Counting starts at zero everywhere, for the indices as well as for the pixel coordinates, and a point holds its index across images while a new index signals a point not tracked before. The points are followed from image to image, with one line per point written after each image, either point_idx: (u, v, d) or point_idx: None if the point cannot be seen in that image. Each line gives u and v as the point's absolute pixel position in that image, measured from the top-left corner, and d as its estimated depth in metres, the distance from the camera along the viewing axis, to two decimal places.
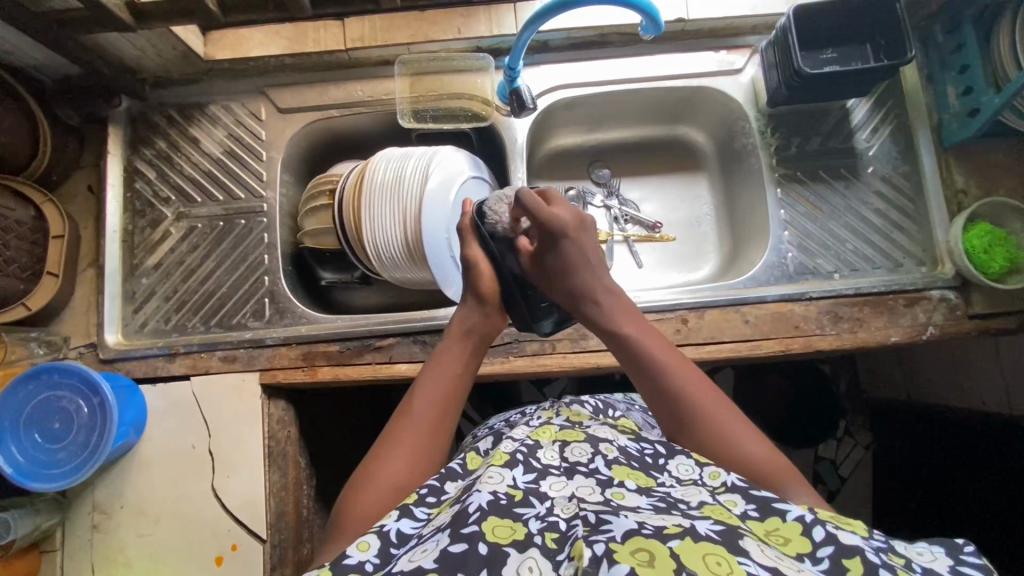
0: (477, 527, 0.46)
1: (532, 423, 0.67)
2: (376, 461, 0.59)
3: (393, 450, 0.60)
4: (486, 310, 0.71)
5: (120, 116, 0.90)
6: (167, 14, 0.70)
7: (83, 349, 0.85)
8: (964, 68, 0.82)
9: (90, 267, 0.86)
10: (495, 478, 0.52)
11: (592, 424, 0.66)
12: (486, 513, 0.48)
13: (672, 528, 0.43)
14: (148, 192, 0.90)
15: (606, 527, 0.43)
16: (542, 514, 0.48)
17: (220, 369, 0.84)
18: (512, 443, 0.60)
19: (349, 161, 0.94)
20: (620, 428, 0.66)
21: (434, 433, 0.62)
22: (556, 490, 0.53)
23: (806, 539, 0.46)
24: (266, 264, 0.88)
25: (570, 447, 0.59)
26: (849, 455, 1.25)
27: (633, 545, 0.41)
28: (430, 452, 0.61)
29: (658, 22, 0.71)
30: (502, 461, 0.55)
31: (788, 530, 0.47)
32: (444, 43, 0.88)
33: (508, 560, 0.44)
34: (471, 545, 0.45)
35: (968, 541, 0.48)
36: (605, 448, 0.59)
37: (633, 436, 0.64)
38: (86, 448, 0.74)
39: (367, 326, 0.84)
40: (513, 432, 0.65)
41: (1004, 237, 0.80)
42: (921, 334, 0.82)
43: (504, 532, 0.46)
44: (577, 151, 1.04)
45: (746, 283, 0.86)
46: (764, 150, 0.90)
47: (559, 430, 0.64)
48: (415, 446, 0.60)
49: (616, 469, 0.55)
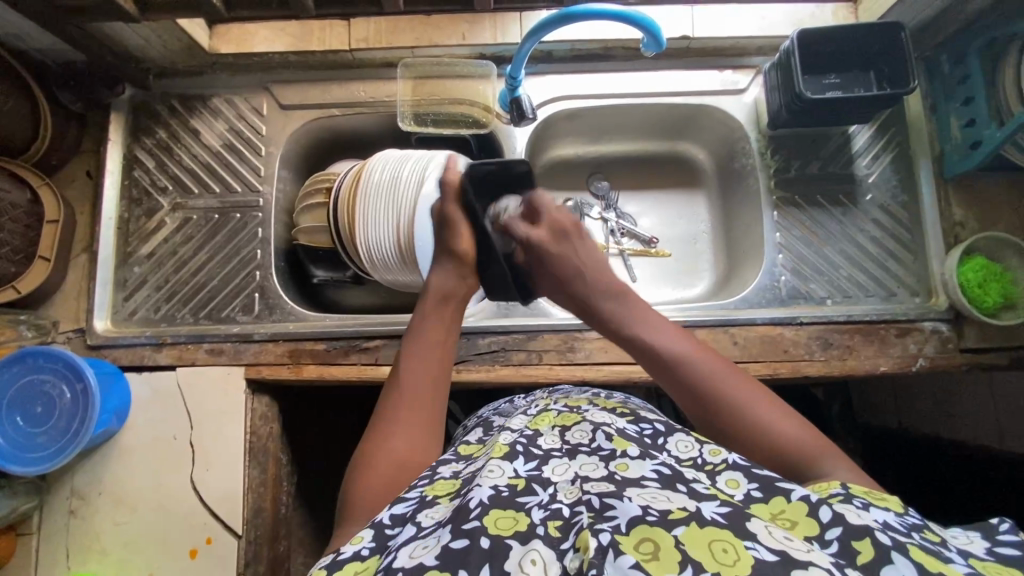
0: (478, 522, 0.45)
1: (529, 413, 0.67)
2: (373, 441, 0.59)
3: (389, 426, 0.60)
4: (459, 269, 0.74)
5: (122, 104, 0.90)
6: (170, 6, 0.70)
7: (71, 334, 0.85)
8: (968, 100, 0.81)
9: (83, 253, 0.87)
10: (496, 471, 0.51)
11: (591, 406, 0.66)
12: (488, 508, 0.46)
13: (677, 512, 0.43)
14: (145, 181, 0.90)
15: (611, 514, 0.43)
16: (544, 503, 0.47)
17: (206, 361, 0.83)
18: (512, 433, 0.59)
19: (347, 160, 0.94)
20: (618, 410, 0.65)
21: (426, 402, 0.63)
22: (558, 475, 0.52)
23: (812, 521, 0.45)
24: (258, 259, 0.88)
25: (570, 431, 0.59)
26: None
27: (638, 536, 0.41)
28: (426, 420, 0.62)
29: (659, 40, 0.71)
30: (502, 453, 0.54)
31: (793, 511, 0.46)
32: (448, 49, 0.88)
33: (510, 553, 0.42)
34: (472, 541, 0.43)
35: (1003, 519, 0.47)
36: (605, 425, 0.58)
37: (633, 415, 0.63)
38: (66, 434, 0.74)
39: (355, 327, 0.84)
40: (510, 421, 0.64)
41: (1000, 273, 0.80)
42: (911, 365, 0.81)
43: (506, 523, 0.45)
44: (576, 162, 1.04)
45: (737, 304, 0.86)
46: (764, 171, 0.90)
47: (557, 416, 0.64)
48: (409, 417, 0.61)
49: (616, 441, 0.55)
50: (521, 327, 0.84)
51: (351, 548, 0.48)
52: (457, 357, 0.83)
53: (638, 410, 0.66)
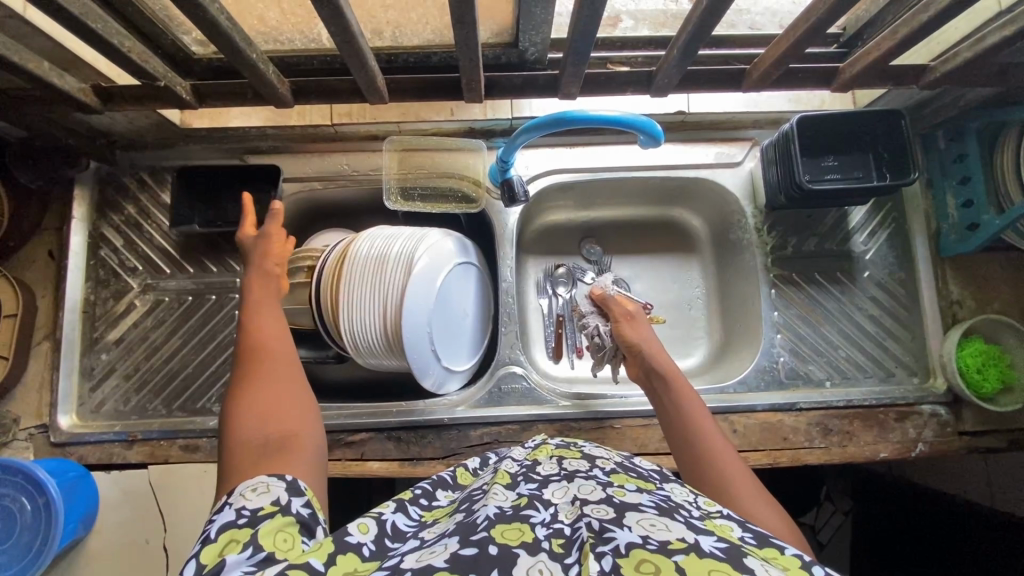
0: (485, 534, 0.43)
1: (527, 445, 0.66)
2: (243, 436, 0.52)
3: (249, 406, 0.54)
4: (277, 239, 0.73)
5: (87, 178, 0.85)
6: (135, 98, 0.65)
7: (33, 431, 0.79)
8: (964, 179, 0.81)
9: (45, 340, 0.81)
10: (501, 495, 0.49)
11: (589, 444, 0.65)
12: (494, 522, 0.44)
13: (677, 543, 0.41)
14: (113, 261, 0.84)
15: (609, 536, 0.42)
16: (547, 522, 0.45)
17: (180, 459, 0.79)
18: (513, 463, 0.59)
19: (327, 235, 0.89)
20: (615, 452, 0.64)
21: (284, 378, 0.57)
22: (557, 497, 0.49)
23: (804, 572, 0.40)
24: (236, 344, 0.84)
25: (567, 461, 0.58)
26: (826, 522, 1.15)
27: (636, 557, 0.39)
28: (293, 392, 0.57)
29: (655, 136, 0.67)
30: (505, 480, 0.53)
31: (785, 560, 0.41)
32: (435, 124, 0.86)
33: (519, 561, 0.40)
34: (481, 548, 0.41)
35: None
36: (601, 462, 0.58)
37: (628, 458, 0.62)
38: (29, 551, 0.69)
39: (340, 419, 0.80)
40: (510, 452, 0.65)
41: (998, 355, 0.78)
42: (910, 451, 0.80)
43: (513, 534, 0.43)
44: (568, 226, 1.01)
45: (736, 388, 0.83)
46: (760, 248, 0.88)
47: (556, 448, 0.63)
48: (264, 392, 0.56)
49: (614, 476, 0.54)
50: (515, 417, 0.80)
51: (229, 514, 0.43)
52: (447, 450, 0.79)
53: (635, 458, 0.63)
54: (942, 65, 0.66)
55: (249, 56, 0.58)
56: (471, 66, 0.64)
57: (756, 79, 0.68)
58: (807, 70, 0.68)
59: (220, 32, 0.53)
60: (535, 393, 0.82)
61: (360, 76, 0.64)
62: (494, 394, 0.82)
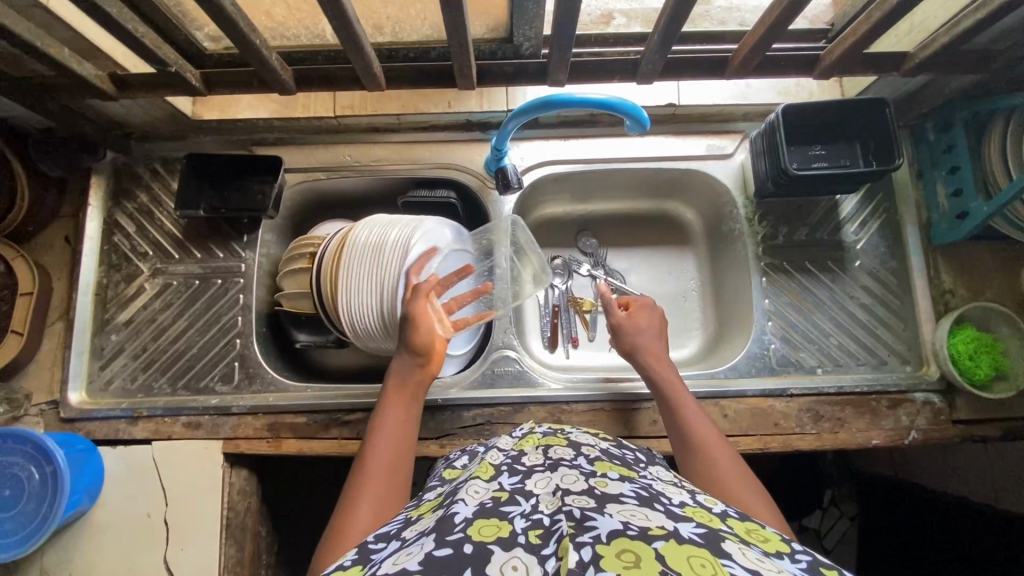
0: (462, 533, 0.43)
1: (515, 434, 0.68)
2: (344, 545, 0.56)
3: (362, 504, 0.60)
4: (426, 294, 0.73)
5: (104, 167, 0.89)
6: (148, 85, 0.69)
7: (44, 407, 0.82)
8: (953, 169, 0.81)
9: (60, 320, 0.85)
10: (481, 489, 0.50)
11: (575, 430, 0.67)
12: (471, 520, 0.45)
13: (656, 530, 0.42)
14: (125, 246, 0.88)
15: (591, 526, 0.42)
16: (526, 514, 0.46)
17: (183, 435, 0.81)
18: (498, 455, 0.60)
19: (330, 223, 0.93)
20: (599, 435, 0.67)
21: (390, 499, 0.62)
22: (540, 487, 0.50)
23: (785, 543, 0.44)
24: (239, 326, 0.87)
25: (553, 450, 0.59)
26: (833, 526, 1.14)
27: (619, 546, 0.39)
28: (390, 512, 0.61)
29: (642, 121, 0.70)
30: (487, 474, 0.54)
31: (766, 534, 0.45)
32: (435, 116, 0.89)
33: (492, 559, 0.41)
34: (456, 548, 0.42)
35: None
36: (586, 451, 0.59)
37: (613, 443, 0.64)
38: (34, 519, 0.71)
39: (336, 399, 0.82)
40: (497, 442, 0.66)
41: (991, 343, 0.78)
42: (903, 438, 0.80)
43: (489, 530, 0.44)
44: (564, 219, 1.03)
45: (727, 373, 0.84)
46: (752, 238, 0.89)
47: (542, 437, 0.64)
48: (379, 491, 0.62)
49: (598, 464, 0.55)
50: (507, 399, 0.82)
51: None
52: (441, 431, 0.81)
53: (617, 443, 0.65)
54: (921, 53, 0.68)
55: (254, 43, 0.61)
56: (462, 54, 0.67)
57: (738, 66, 0.70)
58: (788, 59, 0.71)
59: (224, 17, 0.56)
60: (526, 375, 0.84)
61: (357, 60, 0.67)
62: (487, 376, 0.84)
